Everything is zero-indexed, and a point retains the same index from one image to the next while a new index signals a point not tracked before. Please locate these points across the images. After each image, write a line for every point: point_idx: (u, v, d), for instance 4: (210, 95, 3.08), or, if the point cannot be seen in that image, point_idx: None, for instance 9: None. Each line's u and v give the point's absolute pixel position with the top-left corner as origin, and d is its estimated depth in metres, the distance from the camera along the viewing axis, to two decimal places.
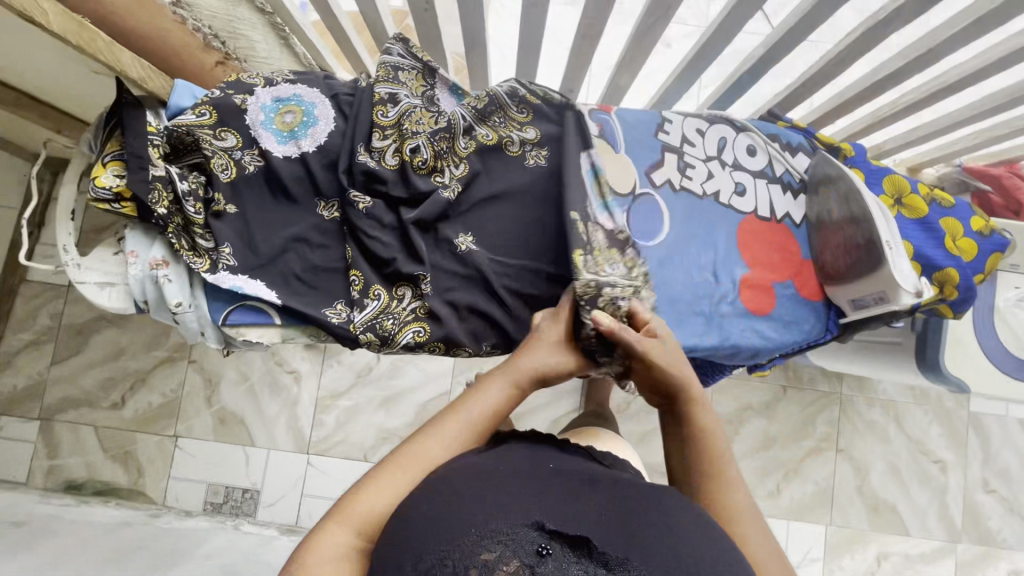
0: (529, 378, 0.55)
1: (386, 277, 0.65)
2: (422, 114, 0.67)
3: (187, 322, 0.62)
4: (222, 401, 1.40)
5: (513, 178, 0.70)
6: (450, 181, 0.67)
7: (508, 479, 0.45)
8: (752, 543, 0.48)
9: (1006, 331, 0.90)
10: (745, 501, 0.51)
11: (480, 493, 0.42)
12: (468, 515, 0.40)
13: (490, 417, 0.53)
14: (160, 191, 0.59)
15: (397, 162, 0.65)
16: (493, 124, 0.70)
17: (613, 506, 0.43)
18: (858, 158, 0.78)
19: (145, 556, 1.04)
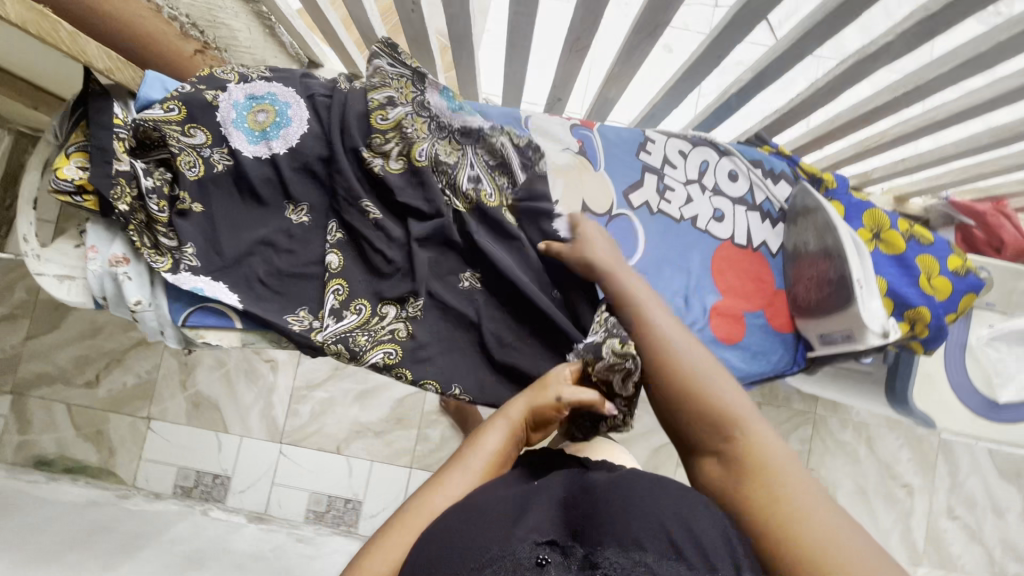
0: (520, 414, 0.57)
1: (373, 292, 0.65)
2: (439, 145, 0.68)
3: (147, 321, 0.61)
4: (197, 385, 1.40)
5: (512, 242, 0.68)
6: (455, 202, 0.68)
7: (494, 502, 0.46)
8: (690, 372, 0.54)
9: (977, 369, 0.90)
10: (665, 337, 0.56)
11: (470, 525, 0.43)
12: (461, 551, 0.41)
13: (489, 461, 0.53)
14: (122, 187, 0.57)
15: (402, 166, 0.66)
16: (495, 180, 0.70)
17: (593, 504, 0.44)
18: (840, 190, 0.78)
19: (110, 539, 1.04)
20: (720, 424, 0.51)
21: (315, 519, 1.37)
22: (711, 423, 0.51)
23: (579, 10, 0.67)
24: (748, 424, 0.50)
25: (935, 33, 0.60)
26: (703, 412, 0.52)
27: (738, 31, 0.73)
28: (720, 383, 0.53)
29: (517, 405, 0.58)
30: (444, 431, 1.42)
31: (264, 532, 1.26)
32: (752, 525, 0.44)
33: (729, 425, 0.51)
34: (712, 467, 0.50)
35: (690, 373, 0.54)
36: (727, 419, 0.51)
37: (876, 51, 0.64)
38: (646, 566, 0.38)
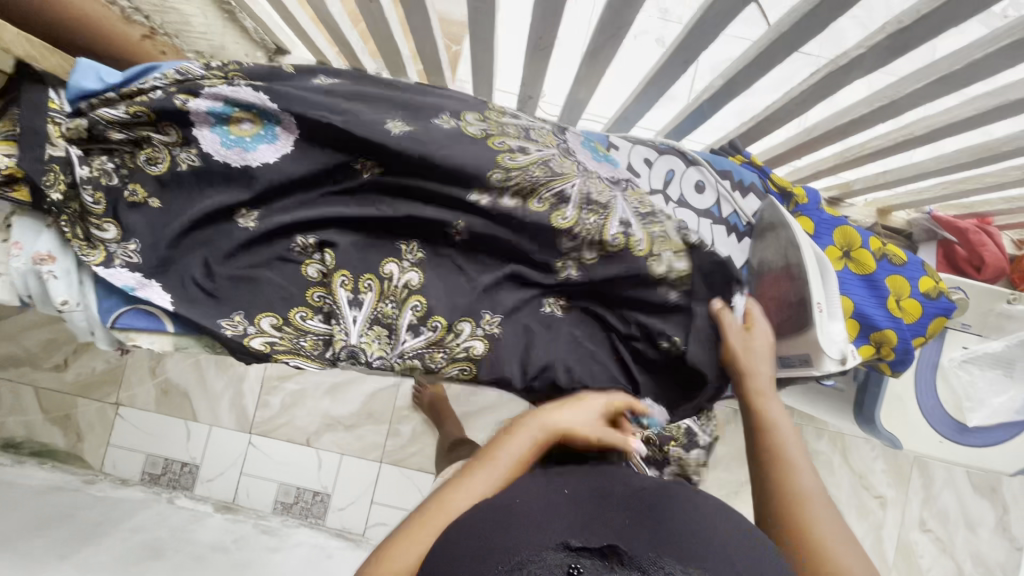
0: (553, 432, 0.57)
1: (452, 310, 0.62)
2: (589, 183, 0.63)
3: (76, 320, 0.59)
4: (167, 372, 1.38)
5: (652, 294, 0.62)
6: (577, 247, 0.62)
7: (524, 502, 0.48)
8: (812, 523, 0.55)
9: (947, 390, 0.88)
10: (809, 484, 0.58)
11: (500, 528, 0.44)
12: (498, 548, 0.42)
13: (516, 466, 0.55)
14: (55, 173, 0.55)
15: (516, 202, 0.61)
16: (646, 228, 0.63)
17: (635, 517, 0.46)
18: (809, 206, 0.77)
19: (69, 526, 1.02)
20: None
21: (283, 510, 1.36)
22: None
23: (539, 7, 0.64)
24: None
25: (911, 46, 0.57)
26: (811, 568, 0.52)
27: (711, 35, 0.70)
28: (836, 547, 0.53)
29: (554, 418, 0.58)
30: (415, 427, 1.41)
31: (230, 522, 1.24)
32: None
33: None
34: None
35: (809, 523, 0.55)
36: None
37: (850, 61, 0.61)
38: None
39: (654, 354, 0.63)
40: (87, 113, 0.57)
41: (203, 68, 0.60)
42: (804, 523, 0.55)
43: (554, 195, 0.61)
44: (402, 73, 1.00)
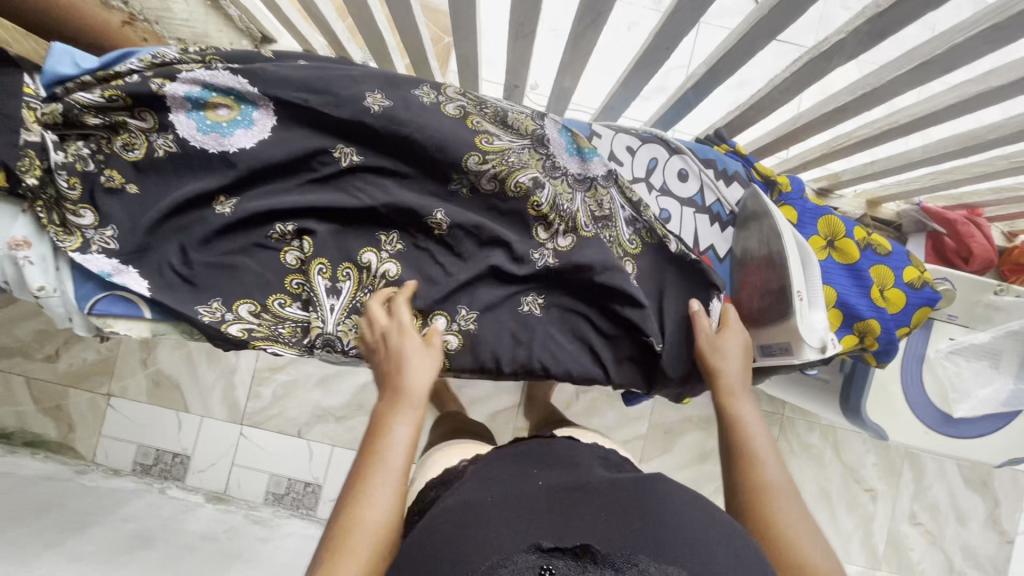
0: (421, 389, 0.57)
1: (426, 304, 0.64)
2: (553, 186, 0.65)
3: (53, 307, 0.59)
4: (158, 363, 1.38)
5: (628, 285, 0.65)
6: (550, 239, 0.65)
7: (497, 502, 0.48)
8: (781, 514, 0.54)
9: (933, 381, 0.88)
10: (774, 473, 0.57)
11: (473, 528, 0.44)
12: (466, 553, 0.42)
13: (405, 455, 0.53)
14: (31, 159, 0.54)
15: (493, 187, 0.64)
16: (599, 231, 0.67)
17: (609, 515, 0.46)
18: (793, 195, 0.76)
19: (59, 515, 1.02)
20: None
21: (274, 501, 1.37)
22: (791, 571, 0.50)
23: None
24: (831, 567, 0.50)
25: (890, 31, 0.57)
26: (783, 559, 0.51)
27: (691, 24, 0.71)
28: (802, 532, 0.52)
29: (418, 381, 0.57)
30: None
31: (220, 513, 1.25)
32: None
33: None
34: None
35: (777, 515, 0.54)
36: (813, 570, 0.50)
37: (830, 47, 0.60)
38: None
39: (625, 343, 0.68)
40: (62, 98, 0.56)
41: (180, 52, 0.59)
42: (773, 513, 0.54)
43: (527, 182, 0.64)
44: (389, 64, 0.99)
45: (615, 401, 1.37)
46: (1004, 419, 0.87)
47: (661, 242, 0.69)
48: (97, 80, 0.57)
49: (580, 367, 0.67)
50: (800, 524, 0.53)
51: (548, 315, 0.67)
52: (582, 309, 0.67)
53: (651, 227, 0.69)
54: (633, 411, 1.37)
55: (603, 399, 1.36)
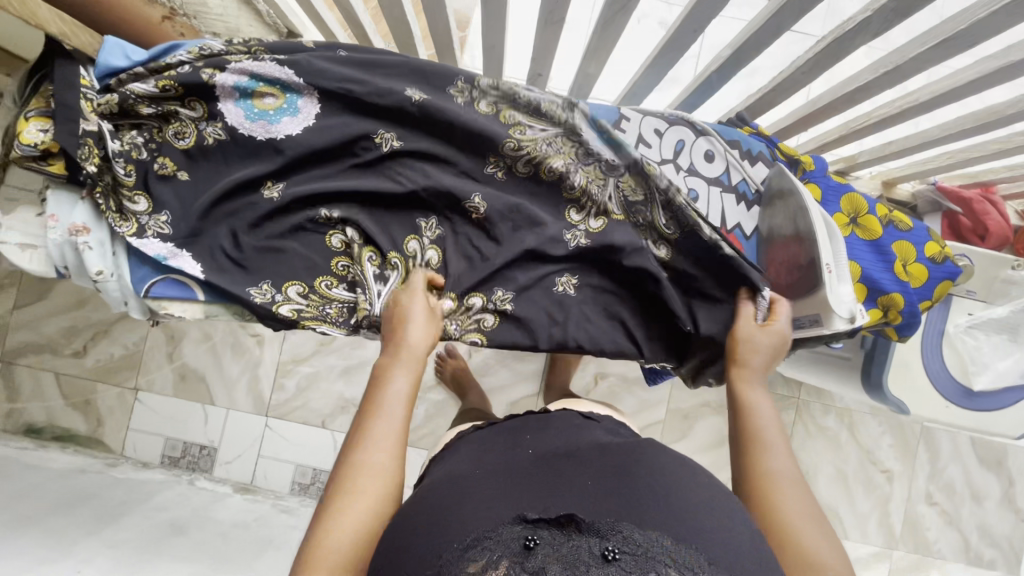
0: (419, 348, 0.60)
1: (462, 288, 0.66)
2: (585, 171, 0.68)
3: (110, 291, 0.61)
4: (184, 357, 1.41)
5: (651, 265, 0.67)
6: (581, 223, 0.68)
7: (487, 478, 0.49)
8: (781, 501, 0.53)
9: (953, 357, 0.91)
10: (779, 462, 0.56)
11: (458, 502, 0.45)
12: (452, 530, 0.42)
13: (405, 407, 0.56)
14: (90, 147, 0.56)
15: (529, 171, 0.68)
16: (630, 215, 0.69)
17: (596, 482, 0.47)
18: (816, 173, 0.79)
19: (96, 504, 1.04)
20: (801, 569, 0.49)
21: (299, 491, 1.39)
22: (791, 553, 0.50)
23: None
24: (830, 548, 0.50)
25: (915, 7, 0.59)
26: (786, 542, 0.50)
27: (716, 12, 0.74)
28: (801, 513, 0.52)
29: (415, 337, 0.60)
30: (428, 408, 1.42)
31: (249, 502, 1.27)
32: None
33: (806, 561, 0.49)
34: None
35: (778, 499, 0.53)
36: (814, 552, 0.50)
37: None
38: (662, 545, 0.40)
39: (653, 325, 0.71)
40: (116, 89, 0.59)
41: (226, 44, 0.62)
42: (775, 498, 0.53)
43: (559, 169, 0.67)
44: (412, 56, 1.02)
45: (634, 386, 1.39)
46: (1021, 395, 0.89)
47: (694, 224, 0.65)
48: (149, 72, 0.59)
49: (611, 346, 0.69)
50: (800, 508, 0.52)
51: (582, 294, 0.69)
52: (613, 289, 0.69)
53: (689, 212, 0.65)
54: (651, 396, 1.39)
55: (622, 384, 1.38)
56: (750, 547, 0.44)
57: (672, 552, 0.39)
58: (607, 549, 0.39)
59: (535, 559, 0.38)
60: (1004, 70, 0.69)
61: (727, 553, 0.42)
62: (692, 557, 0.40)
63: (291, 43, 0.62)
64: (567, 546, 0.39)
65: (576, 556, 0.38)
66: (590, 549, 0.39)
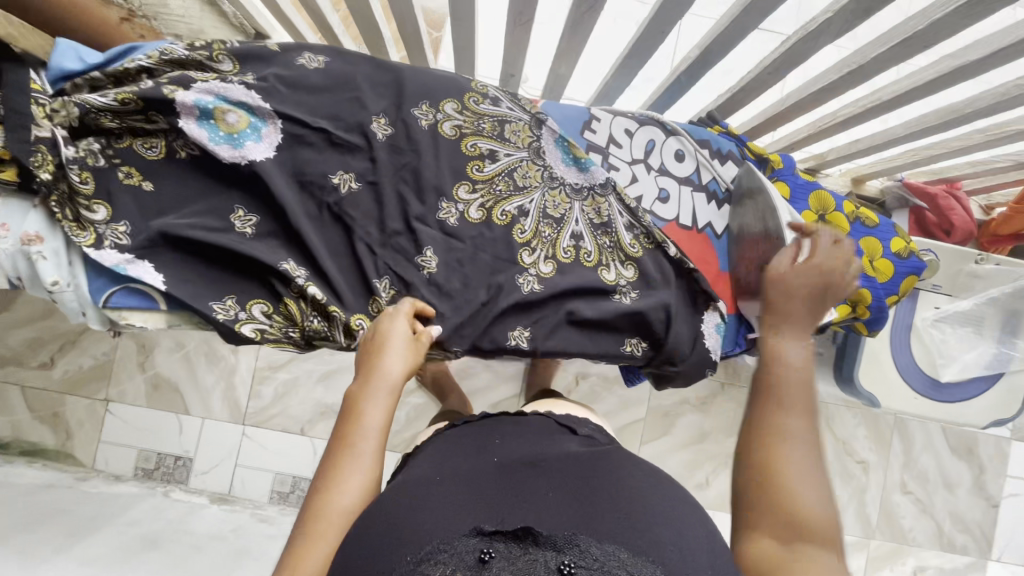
0: (399, 377, 0.56)
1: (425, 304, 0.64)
2: (548, 196, 0.68)
3: (67, 301, 0.59)
4: (156, 367, 1.37)
5: (596, 310, 0.67)
6: (538, 261, 0.67)
7: (447, 485, 0.48)
8: (789, 463, 0.50)
9: (921, 349, 0.93)
10: (796, 422, 0.53)
11: (415, 510, 0.45)
12: (406, 541, 0.41)
13: (379, 440, 0.52)
14: (43, 154, 0.55)
15: (481, 216, 0.66)
16: (597, 239, 0.69)
17: (560, 494, 0.47)
18: (785, 171, 0.80)
19: (65, 520, 1.01)
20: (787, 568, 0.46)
21: (279, 500, 1.36)
22: (784, 529, 0.48)
23: None
24: (830, 534, 0.47)
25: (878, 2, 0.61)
26: (787, 517, 0.48)
27: (681, 14, 0.75)
28: (808, 480, 0.50)
29: (392, 365, 0.56)
30: (409, 412, 1.40)
31: (227, 512, 1.24)
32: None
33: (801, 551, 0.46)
34: (759, 549, 0.48)
35: (789, 462, 0.51)
36: (818, 538, 0.47)
37: None
38: (618, 560, 0.39)
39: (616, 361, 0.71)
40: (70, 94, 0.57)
41: (187, 47, 0.60)
42: (780, 461, 0.51)
43: (512, 212, 0.67)
44: (383, 56, 1.01)
45: (614, 384, 1.39)
46: (980, 390, 0.93)
47: (658, 242, 0.71)
48: (106, 77, 0.58)
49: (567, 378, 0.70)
50: (806, 475, 0.50)
51: (537, 332, 0.66)
52: (567, 326, 0.67)
53: (653, 232, 0.71)
54: (632, 395, 1.40)
55: (603, 383, 1.38)
56: (704, 555, 0.44)
57: (627, 564, 0.39)
58: (562, 564, 0.37)
59: (490, 571, 0.36)
60: (960, 68, 0.71)
61: (683, 563, 0.42)
62: (648, 569, 0.39)
63: (260, 48, 0.62)
64: (523, 560, 0.37)
65: (531, 568, 0.36)
66: (545, 564, 0.37)
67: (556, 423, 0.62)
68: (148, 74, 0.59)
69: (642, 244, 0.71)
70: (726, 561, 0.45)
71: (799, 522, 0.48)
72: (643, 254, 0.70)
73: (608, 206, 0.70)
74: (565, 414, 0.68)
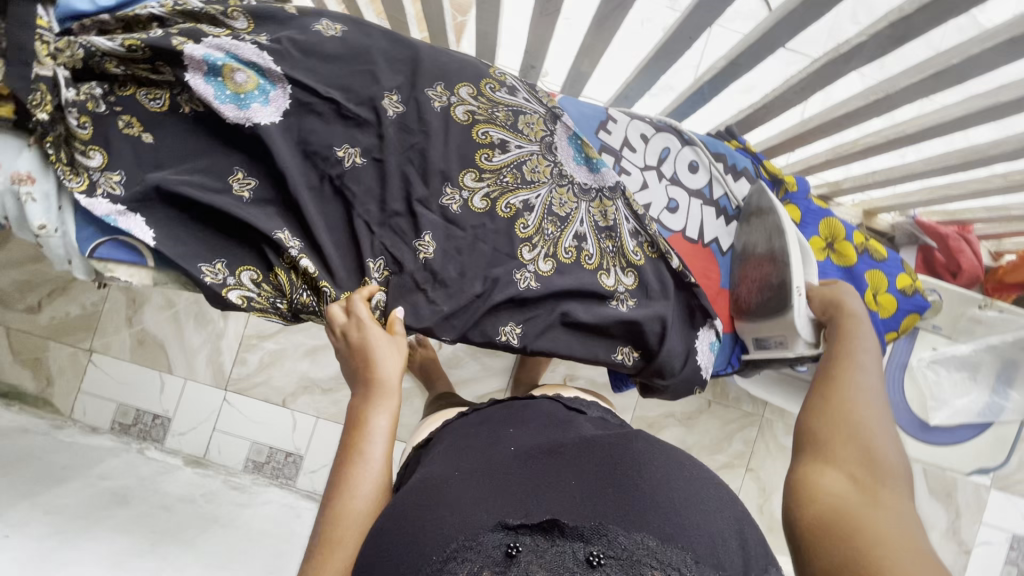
0: (392, 380, 0.56)
1: (416, 287, 0.63)
2: (555, 193, 0.67)
3: (53, 246, 0.58)
4: (143, 323, 1.36)
5: (592, 315, 0.66)
6: (538, 258, 0.65)
7: (470, 474, 0.47)
8: (862, 414, 0.50)
9: (914, 390, 0.97)
10: (871, 387, 0.53)
11: (440, 501, 0.44)
12: (431, 535, 0.41)
13: (388, 443, 0.53)
14: (42, 93, 0.52)
15: (485, 206, 0.65)
16: (600, 242, 0.68)
17: (581, 475, 0.46)
18: (798, 195, 0.79)
19: (34, 467, 0.99)
20: (853, 501, 0.42)
21: (253, 469, 1.35)
22: (858, 467, 0.45)
23: None
24: (902, 491, 0.44)
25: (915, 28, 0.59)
26: (861, 453, 0.46)
27: (711, 22, 0.74)
28: (887, 437, 0.48)
29: (388, 369, 0.56)
30: None
31: (199, 476, 1.22)
32: (840, 533, 0.40)
33: (870, 487, 0.43)
34: (825, 480, 0.45)
35: (864, 417, 0.50)
36: (889, 481, 0.44)
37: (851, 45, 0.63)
38: (647, 547, 0.39)
39: (605, 367, 0.70)
40: (77, 35, 0.56)
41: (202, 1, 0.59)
42: (852, 408, 0.51)
43: (517, 204, 0.65)
44: (404, 33, 0.99)
45: (600, 390, 1.38)
46: (964, 436, 1.00)
47: (660, 253, 0.70)
48: (116, 20, 0.57)
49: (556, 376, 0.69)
50: (875, 424, 0.49)
51: (531, 330, 0.65)
52: (560, 327, 0.66)
53: (657, 240, 0.70)
54: (617, 403, 1.38)
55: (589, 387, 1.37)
56: (733, 539, 0.44)
57: (657, 553, 0.39)
58: (591, 555, 0.39)
59: (519, 566, 0.37)
60: (990, 109, 0.69)
61: (711, 550, 0.41)
62: (677, 558, 0.39)
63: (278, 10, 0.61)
64: (551, 552, 0.39)
65: (560, 561, 0.38)
66: (573, 556, 0.39)
67: (566, 406, 0.62)
68: (159, 23, 0.58)
69: (642, 252, 0.70)
70: (754, 542, 0.45)
71: (871, 460, 0.46)
72: (646, 264, 0.70)
73: (615, 211, 0.69)
74: (574, 397, 0.68)
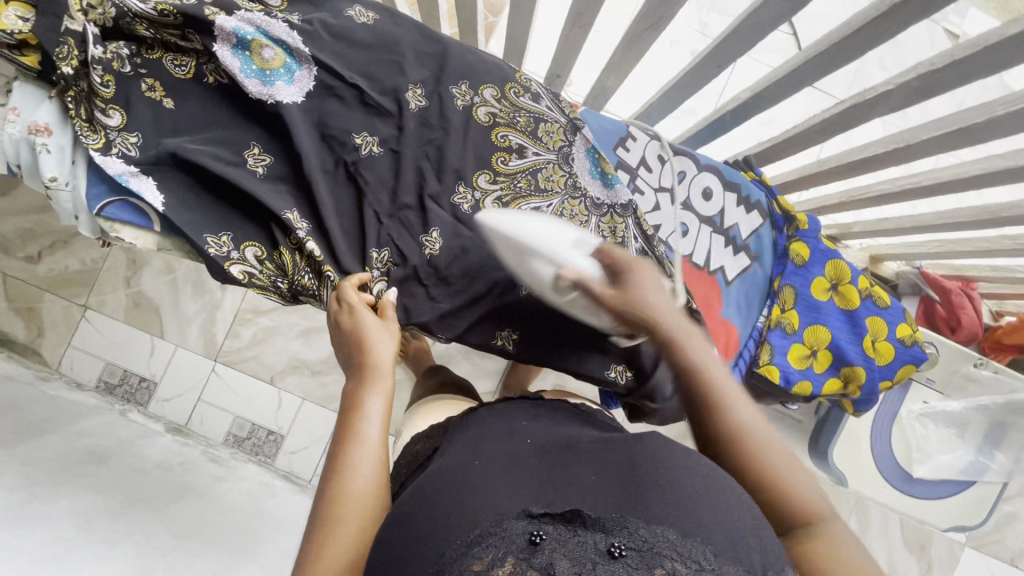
0: (388, 360, 0.56)
1: (417, 282, 0.63)
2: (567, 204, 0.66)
3: (62, 202, 0.58)
4: (141, 285, 1.36)
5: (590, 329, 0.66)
6: None
7: (489, 466, 0.46)
8: (761, 461, 0.48)
9: (900, 440, 0.99)
10: (747, 417, 0.49)
11: (464, 491, 0.43)
12: (453, 525, 0.40)
13: (383, 428, 0.51)
14: (70, 47, 0.53)
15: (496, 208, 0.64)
16: None
17: (602, 466, 0.45)
18: (809, 233, 0.79)
19: (15, 416, 0.98)
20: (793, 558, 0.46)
21: (233, 443, 1.35)
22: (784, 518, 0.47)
23: None
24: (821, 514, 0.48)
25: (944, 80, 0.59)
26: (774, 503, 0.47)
27: (739, 53, 0.74)
28: (790, 468, 0.49)
29: (383, 353, 0.56)
30: None
31: (179, 444, 1.21)
32: None
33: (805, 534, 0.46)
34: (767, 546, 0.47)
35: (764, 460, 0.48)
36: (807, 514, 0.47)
37: None
38: (668, 539, 0.37)
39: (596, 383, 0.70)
40: None
41: None
42: (749, 463, 0.48)
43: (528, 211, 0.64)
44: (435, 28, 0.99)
45: None
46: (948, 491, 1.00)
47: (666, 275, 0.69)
48: None
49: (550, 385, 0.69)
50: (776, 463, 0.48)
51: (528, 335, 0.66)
52: (557, 336, 0.67)
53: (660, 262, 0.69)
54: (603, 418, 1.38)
55: None
56: (753, 540, 0.41)
57: (678, 546, 0.37)
58: (612, 546, 0.36)
59: (542, 553, 0.35)
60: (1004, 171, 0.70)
61: (734, 548, 0.39)
62: (700, 553, 0.37)
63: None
64: (573, 542, 0.36)
65: (582, 552, 0.35)
66: (594, 545, 0.36)
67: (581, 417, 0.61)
68: None
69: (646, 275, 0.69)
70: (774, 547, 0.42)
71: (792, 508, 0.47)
72: None
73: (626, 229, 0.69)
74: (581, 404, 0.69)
